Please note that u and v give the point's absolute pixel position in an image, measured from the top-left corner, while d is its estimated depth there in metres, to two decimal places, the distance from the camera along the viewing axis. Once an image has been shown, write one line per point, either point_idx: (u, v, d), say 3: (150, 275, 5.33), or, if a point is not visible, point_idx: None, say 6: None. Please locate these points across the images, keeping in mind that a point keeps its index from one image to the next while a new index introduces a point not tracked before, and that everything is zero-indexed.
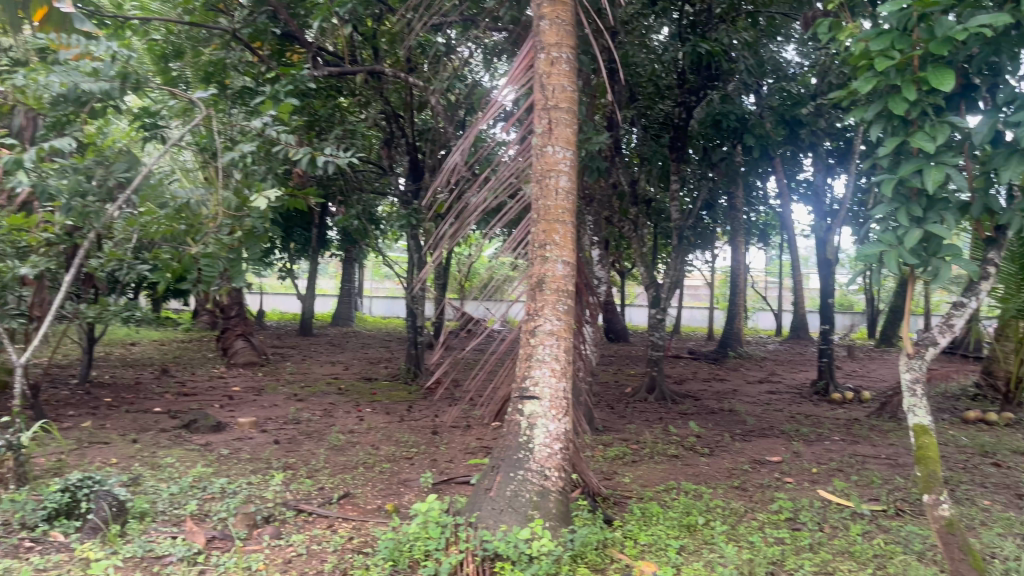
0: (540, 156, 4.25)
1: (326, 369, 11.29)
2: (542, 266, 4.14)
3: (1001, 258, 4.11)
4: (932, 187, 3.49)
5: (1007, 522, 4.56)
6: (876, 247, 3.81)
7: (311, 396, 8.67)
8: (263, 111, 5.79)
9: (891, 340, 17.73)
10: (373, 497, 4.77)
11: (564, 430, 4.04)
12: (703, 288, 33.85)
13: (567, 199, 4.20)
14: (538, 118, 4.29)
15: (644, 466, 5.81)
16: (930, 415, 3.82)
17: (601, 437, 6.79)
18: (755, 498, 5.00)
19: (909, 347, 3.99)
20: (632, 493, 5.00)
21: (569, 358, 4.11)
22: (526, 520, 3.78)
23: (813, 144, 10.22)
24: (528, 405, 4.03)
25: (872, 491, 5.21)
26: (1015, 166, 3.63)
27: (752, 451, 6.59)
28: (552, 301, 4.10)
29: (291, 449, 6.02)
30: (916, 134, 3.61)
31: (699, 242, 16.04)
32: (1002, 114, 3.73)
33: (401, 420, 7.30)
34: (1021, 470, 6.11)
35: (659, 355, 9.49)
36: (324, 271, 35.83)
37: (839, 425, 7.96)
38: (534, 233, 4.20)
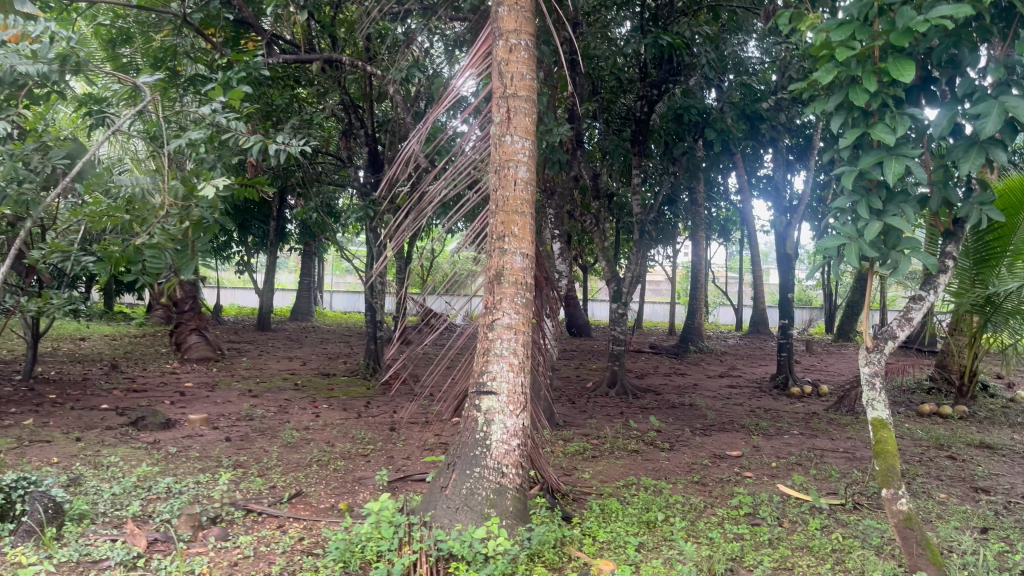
0: (499, 145, 4.13)
1: (282, 364, 11.08)
2: (500, 258, 4.03)
3: (959, 251, 4.12)
4: (893, 180, 3.45)
5: (964, 515, 4.57)
6: (837, 240, 3.77)
7: (266, 392, 8.48)
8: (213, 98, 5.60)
9: (849, 335, 17.98)
10: (326, 496, 4.63)
11: (522, 426, 3.94)
12: (665, 283, 34.09)
13: (526, 189, 4.10)
14: (497, 106, 4.17)
15: (604, 462, 5.76)
16: (889, 409, 3.80)
17: (562, 432, 6.72)
18: (714, 493, 4.96)
19: (868, 340, 3.97)
20: (592, 489, 4.93)
21: (527, 352, 4.02)
22: (482, 519, 3.71)
23: (774, 139, 10.29)
24: (484, 401, 3.92)
25: (831, 485, 5.21)
26: (974, 159, 3.62)
27: (712, 446, 6.57)
28: (510, 294, 4.00)
29: (243, 446, 5.84)
30: (877, 126, 3.57)
31: (661, 237, 16.09)
32: (961, 107, 3.71)
33: (358, 416, 7.16)
34: (976, 463, 6.18)
35: (621, 349, 9.46)
36: (284, 266, 35.36)
37: (798, 419, 7.99)
38: (492, 225, 4.09)
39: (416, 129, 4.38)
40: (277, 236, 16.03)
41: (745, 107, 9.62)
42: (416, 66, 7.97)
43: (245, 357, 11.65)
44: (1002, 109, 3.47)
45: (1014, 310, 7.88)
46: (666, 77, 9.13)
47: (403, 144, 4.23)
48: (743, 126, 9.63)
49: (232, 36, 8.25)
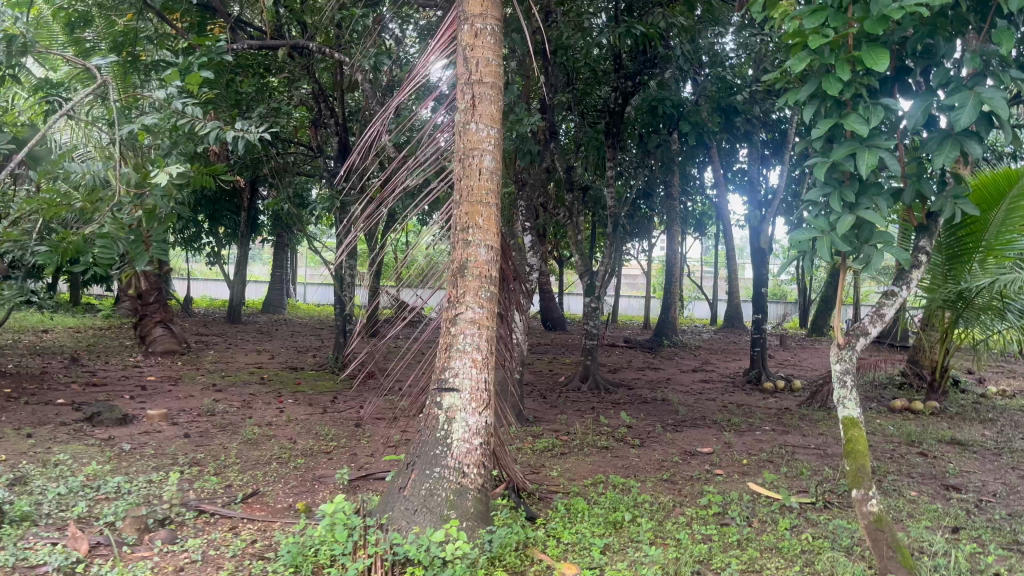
0: (463, 133, 3.98)
1: (250, 357, 10.86)
2: (464, 250, 3.89)
3: (932, 246, 4.04)
4: (866, 172, 3.35)
5: (934, 515, 4.52)
6: (808, 233, 3.68)
7: (230, 386, 8.28)
8: (170, 82, 5.39)
9: (822, 329, 18.05)
10: (284, 495, 4.48)
11: (485, 424, 3.81)
12: (641, 277, 34.13)
13: (491, 179, 3.96)
14: (462, 93, 4.02)
15: (573, 458, 5.65)
16: (860, 408, 3.72)
17: (531, 428, 6.60)
18: (683, 491, 4.87)
19: (840, 337, 3.88)
20: (559, 488, 4.82)
21: (491, 348, 3.88)
22: (442, 521, 3.58)
23: (748, 133, 10.29)
24: (447, 398, 3.79)
25: (802, 482, 5.14)
26: (948, 152, 3.53)
27: (683, 442, 6.49)
28: (474, 287, 3.86)
29: (202, 443, 5.66)
30: (850, 116, 3.47)
31: (637, 230, 16.02)
32: (936, 98, 3.62)
33: (324, 411, 7.00)
34: (947, 460, 6.15)
35: (593, 344, 9.36)
36: (257, 258, 34.91)
37: (770, 415, 7.93)
38: (456, 216, 3.95)
39: (378, 114, 4.17)
40: (248, 227, 15.75)
41: (719, 100, 9.77)
42: (385, 54, 7.79)
43: (213, 350, 11.42)
44: (977, 101, 3.39)
45: (986, 306, 7.89)
46: (641, 68, 9.02)
47: (366, 129, 4.02)
48: (719, 119, 9.77)
49: (197, 21, 8.02)
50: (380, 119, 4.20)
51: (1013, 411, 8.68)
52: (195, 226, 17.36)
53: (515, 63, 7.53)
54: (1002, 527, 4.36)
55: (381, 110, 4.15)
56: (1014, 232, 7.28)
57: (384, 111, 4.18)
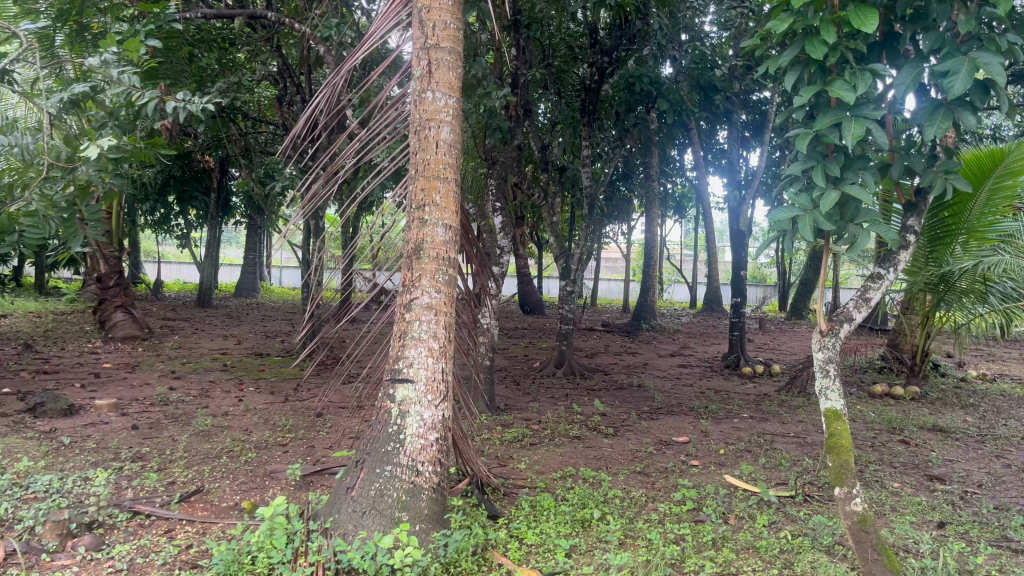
0: (419, 103, 3.66)
1: (215, 343, 10.52)
2: (419, 230, 3.58)
3: (921, 226, 3.78)
4: (851, 144, 3.08)
5: (918, 509, 4.32)
6: (789, 212, 3.43)
7: (190, 373, 7.94)
8: (107, 47, 5.03)
9: (801, 313, 17.86)
10: (230, 493, 4.18)
11: (442, 418, 3.53)
12: (621, 260, 33.95)
13: (450, 153, 3.66)
14: (417, 59, 3.69)
15: (543, 450, 5.39)
16: (843, 399, 3.48)
17: (501, 417, 6.34)
18: (656, 485, 4.63)
19: (823, 323, 3.64)
20: (526, 482, 4.55)
21: (449, 336, 3.59)
22: (392, 524, 3.32)
23: (728, 112, 10.02)
24: (400, 390, 3.49)
25: (781, 474, 4.91)
26: (940, 123, 3.28)
27: (659, 431, 6.24)
28: (431, 270, 3.56)
29: (149, 435, 5.32)
30: (836, 83, 3.19)
31: (616, 212, 15.75)
32: (927, 64, 3.35)
33: (285, 400, 6.68)
34: (929, 448, 5.95)
35: (569, 328, 9.09)
36: (230, 240, 34.29)
37: (749, 401, 7.71)
38: (411, 192, 3.64)
39: (325, 85, 3.78)
40: (217, 208, 15.29)
41: (698, 77, 9.51)
42: (349, 25, 7.41)
43: (177, 335, 11.04)
44: (971, 67, 3.14)
45: (968, 289, 7.72)
46: (617, 43, 8.68)
47: (312, 102, 3.63)
48: (698, 97, 9.46)
49: None
50: (328, 91, 3.81)
51: (994, 395, 8.53)
52: (162, 207, 16.87)
53: (486, 35, 7.18)
54: (989, 521, 4.16)
55: (329, 81, 3.76)
56: (994, 214, 7.16)
57: (332, 81, 3.80)
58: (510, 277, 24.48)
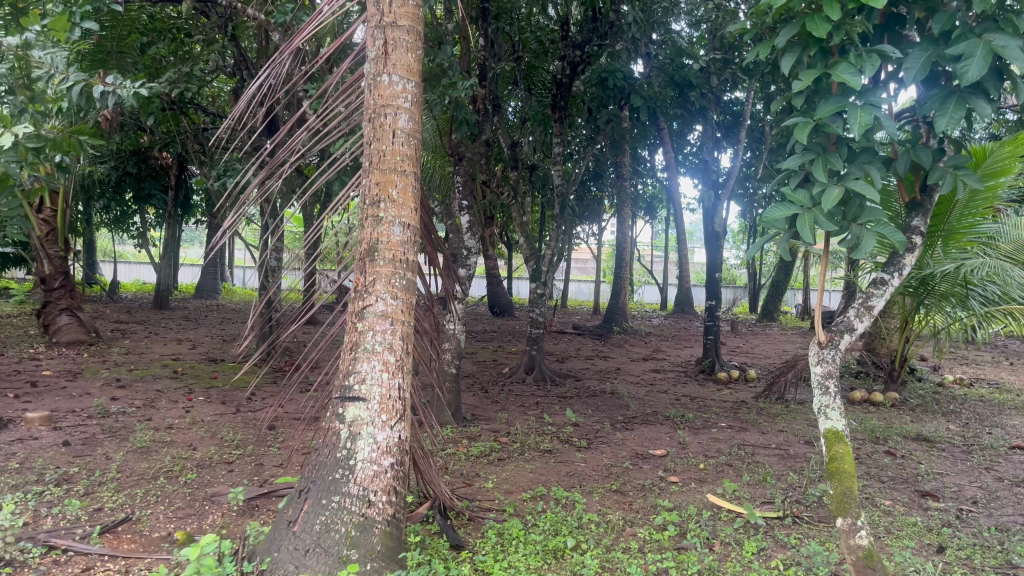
0: (373, 87, 3.27)
1: (168, 347, 9.99)
2: (373, 229, 3.20)
3: (926, 226, 3.53)
4: (858, 135, 2.80)
5: (913, 531, 4.03)
6: (786, 209, 3.17)
7: (136, 381, 7.41)
8: (27, 24, 4.57)
9: (772, 316, 17.64)
10: (164, 520, 3.77)
11: (399, 441, 3.15)
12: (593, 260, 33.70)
13: (408, 143, 3.28)
14: (372, 39, 3.30)
15: (512, 466, 5.02)
16: (844, 419, 3.27)
17: (467, 429, 5.96)
18: (634, 506, 4.28)
19: (821, 334, 3.42)
20: (492, 504, 4.18)
21: (407, 348, 3.21)
22: (340, 564, 2.93)
23: (702, 110, 9.70)
24: (350, 410, 3.11)
25: (766, 491, 4.59)
26: (952, 113, 2.98)
27: (634, 443, 5.90)
28: (386, 274, 3.17)
29: (81, 453, 4.86)
30: (840, 65, 2.89)
31: (587, 212, 15.44)
32: (938, 47, 3.05)
33: (236, 411, 6.23)
34: (916, 460, 5.69)
35: (539, 333, 8.73)
36: (190, 239, 33.57)
37: (726, 409, 7.40)
38: (364, 187, 3.24)
39: (269, 66, 3.36)
40: (174, 206, 14.62)
41: (672, 72, 9.13)
42: (306, 10, 6.98)
43: (128, 339, 10.49)
44: (987, 50, 2.84)
45: (949, 293, 7.45)
46: (589, 37, 8.32)
47: (256, 80, 3.20)
48: (672, 93, 9.07)
49: None
50: (273, 74, 3.39)
51: (974, 401, 8.32)
52: (118, 206, 16.18)
53: (452, 25, 6.79)
54: (990, 544, 3.86)
55: (272, 62, 3.34)
56: (974, 215, 6.95)
57: (276, 62, 3.38)
58: (480, 278, 24.15)
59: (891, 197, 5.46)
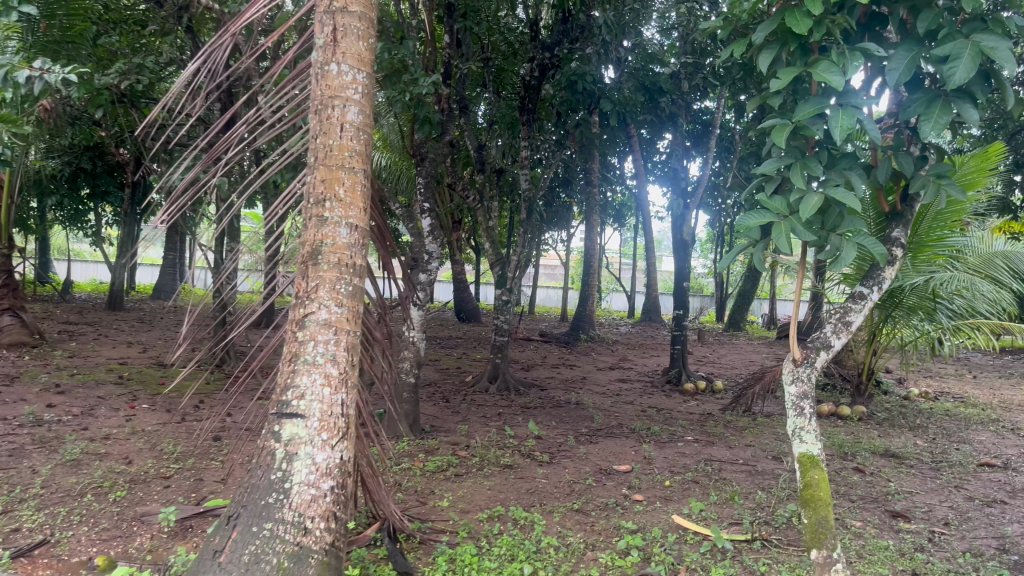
0: (321, 76, 3.01)
1: (116, 350, 9.57)
2: (318, 231, 2.93)
3: (906, 237, 3.51)
4: (840, 139, 2.65)
5: (886, 555, 3.86)
6: (761, 216, 3.00)
7: (77, 387, 7.02)
8: None
9: (738, 325, 17.57)
10: (85, 543, 3.47)
11: (341, 462, 2.90)
12: (561, 266, 33.52)
13: (357, 137, 3.02)
14: (320, 25, 3.04)
15: (469, 482, 4.77)
16: (818, 442, 3.50)
17: (424, 442, 5.71)
18: (596, 527, 4.06)
19: (798, 352, 3.63)
20: (446, 526, 3.93)
21: (352, 360, 2.96)
22: None
23: (672, 116, 9.53)
24: (286, 428, 2.84)
25: (733, 511, 4.38)
26: (937, 117, 2.84)
27: (598, 457, 5.68)
28: (330, 280, 2.91)
29: (4, 466, 4.51)
30: (822, 63, 2.74)
31: (556, 219, 15.25)
32: (922, 48, 2.91)
33: (181, 421, 5.90)
34: (885, 478, 5.53)
35: (503, 340, 8.51)
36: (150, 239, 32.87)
37: (692, 422, 7.21)
38: (309, 184, 2.98)
39: (207, 50, 3.07)
40: (131, 204, 14.13)
41: (642, 78, 8.97)
42: None
43: (75, 341, 10.05)
44: (976, 51, 2.69)
45: (917, 306, 7.29)
46: (559, 39, 8.10)
47: (192, 64, 2.90)
48: (642, 98, 8.85)
49: None
50: (212, 59, 3.11)
51: (940, 416, 8.24)
52: (73, 204, 15.61)
53: (416, 21, 6.53)
54: (965, 570, 3.70)
55: (212, 45, 3.06)
56: (942, 228, 6.76)
57: (216, 46, 3.10)
58: (446, 283, 23.88)
59: (868, 205, 5.30)
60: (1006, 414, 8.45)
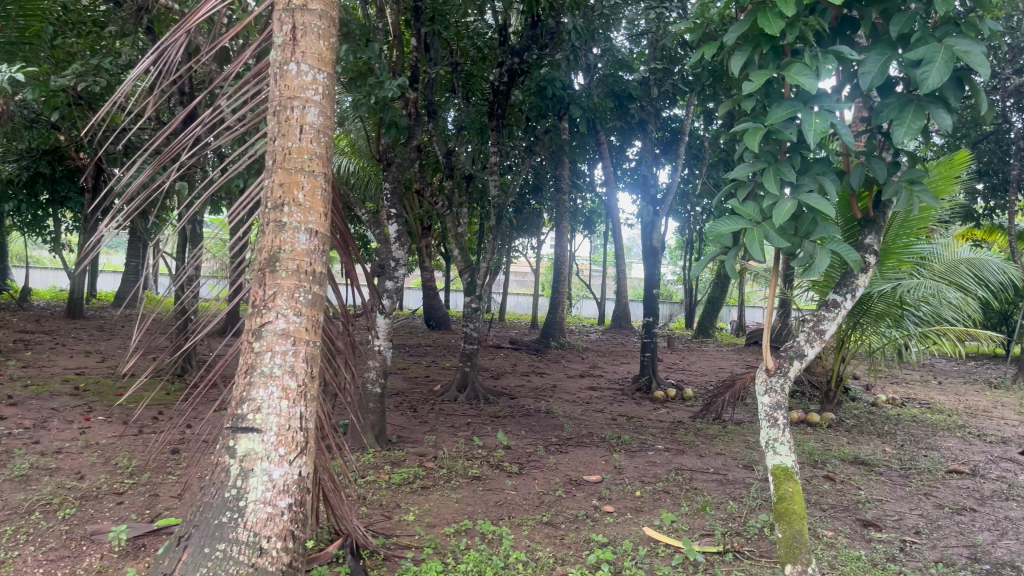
0: (279, 76, 2.89)
1: (73, 360, 9.29)
2: (275, 236, 2.81)
3: (880, 245, 3.50)
4: (814, 142, 2.61)
5: (858, 566, 3.81)
6: (734, 222, 2.94)
7: (30, 399, 6.77)
8: None
9: (708, 332, 17.62)
10: (29, 566, 3.29)
11: (299, 478, 2.77)
12: (530, 273, 33.47)
13: (318, 140, 2.91)
14: (279, 23, 2.92)
15: (436, 494, 4.65)
16: (793, 453, 3.45)
17: (391, 454, 5.57)
18: (566, 541, 3.96)
19: (770, 362, 3.58)
20: (411, 541, 3.81)
21: (311, 371, 2.84)
22: None
23: (641, 123, 9.46)
24: (241, 443, 2.72)
25: (705, 522, 4.31)
26: (910, 122, 2.82)
27: (568, 467, 5.60)
28: (289, 288, 2.79)
29: None
30: (795, 65, 2.70)
31: (525, 226, 15.16)
32: (895, 52, 2.89)
33: (137, 434, 5.71)
34: (856, 486, 5.51)
35: (473, 348, 8.40)
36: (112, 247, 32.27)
37: (663, 430, 7.15)
38: (267, 188, 2.86)
39: (159, 47, 2.92)
40: (91, 209, 13.80)
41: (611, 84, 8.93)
42: None
43: (30, 351, 9.74)
44: (949, 55, 2.66)
45: (884, 313, 7.31)
46: (529, 45, 8.03)
47: (144, 59, 2.75)
48: (612, 105, 8.80)
49: None
50: (165, 58, 2.96)
51: (908, 422, 8.28)
52: (30, 210, 15.19)
53: (383, 24, 6.42)
54: None
55: (165, 42, 2.92)
56: (909, 235, 6.79)
57: (170, 43, 2.96)
58: (415, 291, 23.71)
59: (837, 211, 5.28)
60: (971, 420, 8.51)
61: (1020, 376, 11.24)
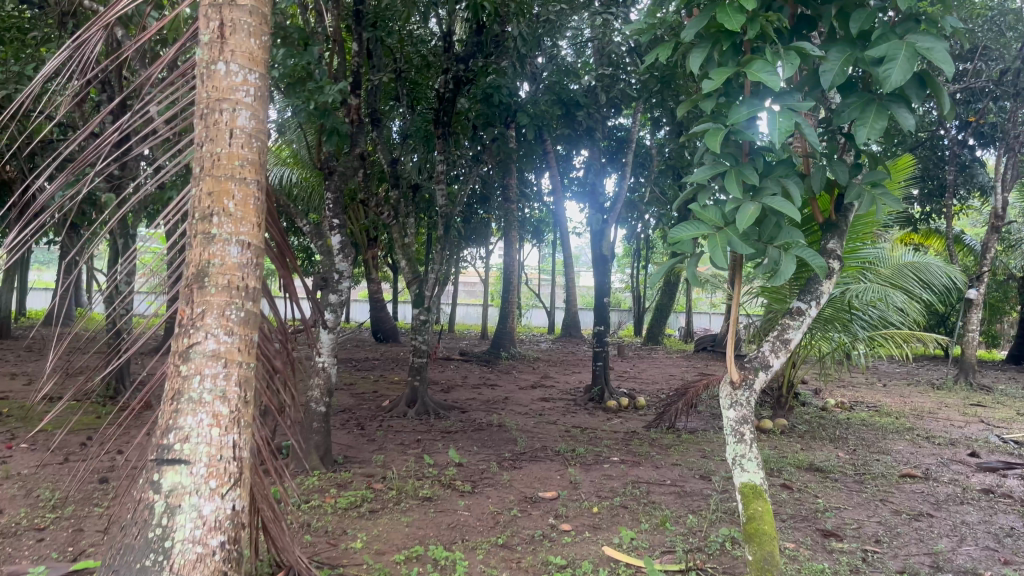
0: (206, 76, 2.66)
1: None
2: (203, 249, 2.58)
3: (841, 249, 3.44)
4: (779, 141, 2.53)
5: None
6: (696, 228, 2.84)
7: None
8: None
9: (657, 339, 17.66)
10: None
11: (233, 513, 2.54)
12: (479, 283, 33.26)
13: (250, 145, 2.69)
14: (205, 20, 2.69)
15: (385, 518, 4.43)
16: (759, 469, 3.34)
17: (337, 476, 5.32)
18: (522, 564, 3.78)
19: (734, 374, 3.47)
20: (359, 571, 3.58)
21: (245, 394, 2.61)
22: None
23: (589, 129, 9.15)
24: (167, 477, 2.48)
25: (665, 539, 4.17)
26: (873, 123, 2.78)
27: (523, 484, 5.42)
28: (219, 305, 2.56)
29: None
30: (756, 62, 2.61)
31: (473, 236, 14.97)
32: (855, 50, 2.82)
33: (63, 462, 5.35)
34: (813, 494, 5.44)
35: (422, 362, 8.17)
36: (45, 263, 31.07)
37: (618, 441, 7.03)
38: (194, 197, 2.63)
39: (73, 43, 2.65)
40: None
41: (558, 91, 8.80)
42: None
43: None
44: (911, 52, 2.58)
45: (832, 317, 7.33)
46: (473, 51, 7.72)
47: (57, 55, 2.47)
48: (560, 112, 8.67)
49: None
50: (80, 55, 2.69)
51: (858, 426, 8.32)
52: None
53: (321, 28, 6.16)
54: None
55: (81, 38, 2.65)
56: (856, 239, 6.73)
57: (86, 39, 2.69)
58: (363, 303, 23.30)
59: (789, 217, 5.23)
60: (920, 422, 8.59)
61: (962, 376, 11.44)
